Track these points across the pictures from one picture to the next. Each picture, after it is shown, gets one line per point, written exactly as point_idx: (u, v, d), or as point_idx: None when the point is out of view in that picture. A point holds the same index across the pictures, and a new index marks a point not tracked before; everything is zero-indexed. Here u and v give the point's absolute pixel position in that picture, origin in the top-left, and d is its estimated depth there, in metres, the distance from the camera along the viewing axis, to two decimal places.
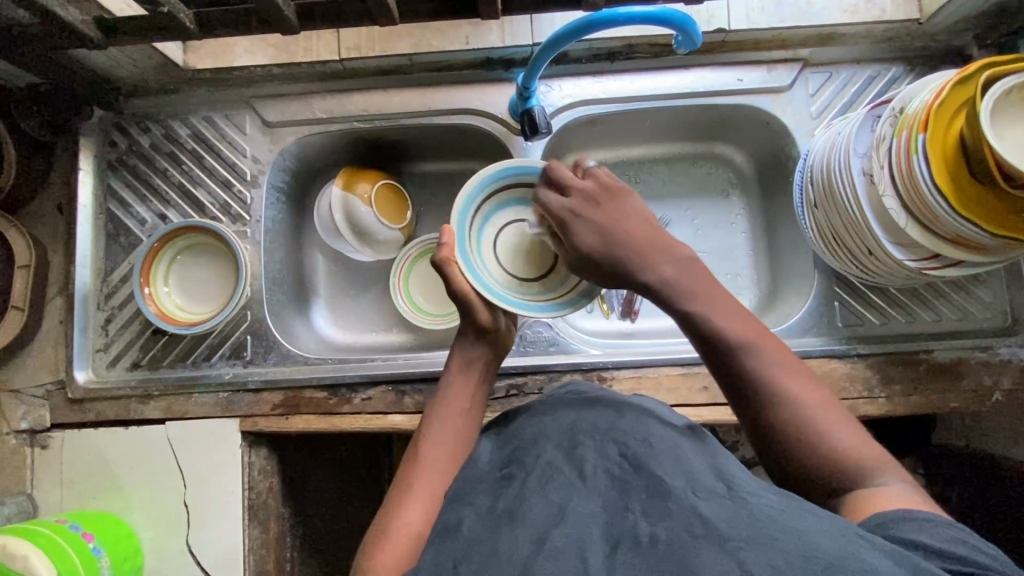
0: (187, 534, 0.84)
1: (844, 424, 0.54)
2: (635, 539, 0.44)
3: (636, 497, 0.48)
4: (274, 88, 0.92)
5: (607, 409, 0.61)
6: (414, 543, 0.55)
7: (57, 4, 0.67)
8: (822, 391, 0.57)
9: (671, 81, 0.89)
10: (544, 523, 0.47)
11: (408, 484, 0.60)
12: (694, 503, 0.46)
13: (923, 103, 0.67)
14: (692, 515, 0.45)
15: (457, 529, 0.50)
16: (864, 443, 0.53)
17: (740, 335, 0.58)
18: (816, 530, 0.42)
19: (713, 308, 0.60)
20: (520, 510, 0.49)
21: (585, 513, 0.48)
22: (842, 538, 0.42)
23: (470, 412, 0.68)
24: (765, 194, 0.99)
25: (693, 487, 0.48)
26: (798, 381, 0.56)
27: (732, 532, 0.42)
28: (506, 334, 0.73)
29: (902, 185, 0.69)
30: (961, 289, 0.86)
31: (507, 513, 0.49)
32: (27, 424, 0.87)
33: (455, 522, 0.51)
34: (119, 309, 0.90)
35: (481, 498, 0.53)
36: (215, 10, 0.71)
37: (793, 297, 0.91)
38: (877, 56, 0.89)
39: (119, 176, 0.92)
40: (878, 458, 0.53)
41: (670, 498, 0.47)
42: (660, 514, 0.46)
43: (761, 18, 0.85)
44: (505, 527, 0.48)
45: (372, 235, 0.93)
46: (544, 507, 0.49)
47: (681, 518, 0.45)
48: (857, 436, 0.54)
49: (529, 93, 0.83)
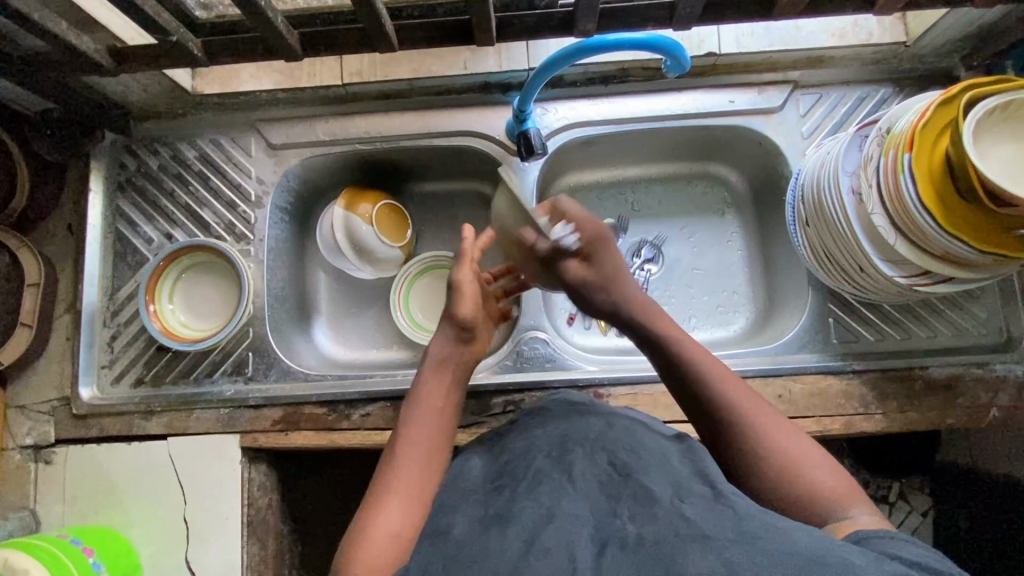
0: (186, 549, 0.84)
1: (814, 458, 0.57)
2: (622, 540, 0.45)
3: (624, 502, 0.49)
4: (279, 112, 0.94)
5: (596, 419, 0.62)
6: (392, 547, 0.54)
7: (73, 35, 0.70)
8: (790, 428, 0.60)
9: (664, 103, 0.92)
10: (533, 524, 0.48)
11: (385, 483, 0.59)
12: (680, 507, 0.47)
13: (909, 123, 0.69)
14: (678, 518, 0.46)
15: (448, 534, 0.51)
16: (835, 480, 0.56)
17: (715, 374, 0.63)
18: (798, 533, 0.44)
19: (686, 339, 0.67)
20: (509, 513, 0.51)
21: (573, 515, 0.49)
22: (823, 542, 0.43)
23: (446, 411, 0.67)
24: (760, 212, 1.00)
25: (679, 493, 0.49)
26: (764, 413, 0.60)
27: (716, 532, 0.44)
28: (478, 343, 0.75)
29: (890, 203, 0.70)
30: (955, 305, 0.87)
31: (496, 519, 0.50)
32: (31, 440, 0.89)
33: (443, 528, 0.52)
34: (124, 326, 0.92)
35: (472, 505, 0.54)
36: (222, 39, 0.74)
37: (788, 313, 0.92)
38: (866, 78, 0.91)
39: (128, 197, 0.94)
40: (836, 489, 0.55)
41: (656, 504, 0.48)
42: (648, 518, 0.47)
43: (752, 42, 0.87)
44: (497, 530, 0.48)
45: (374, 255, 0.95)
46: (534, 508, 0.50)
47: (667, 521, 0.46)
48: (830, 472, 0.57)
49: (525, 115, 0.85)
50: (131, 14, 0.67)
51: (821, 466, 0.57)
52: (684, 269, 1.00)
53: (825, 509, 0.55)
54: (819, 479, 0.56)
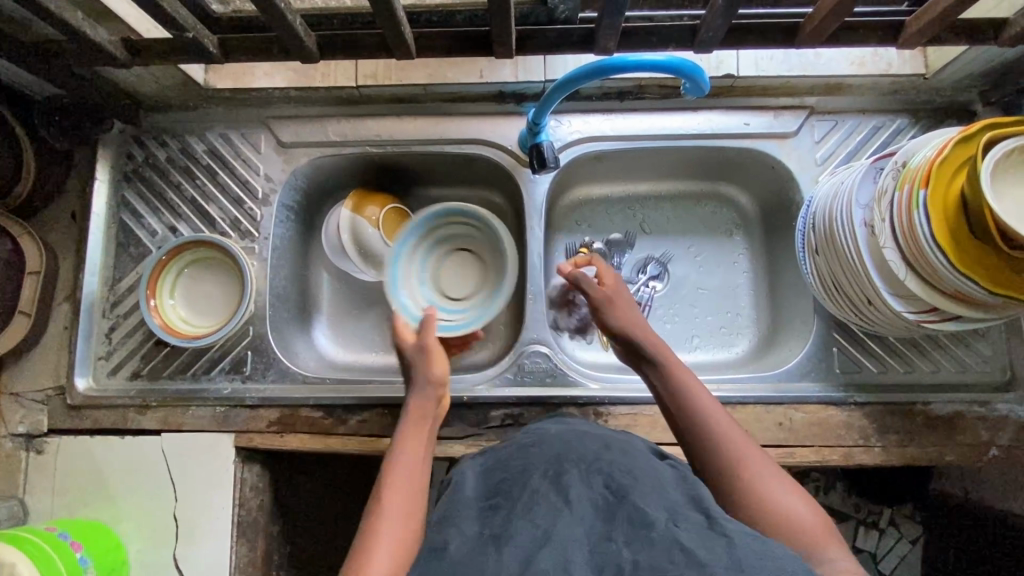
0: (175, 547, 0.84)
1: (791, 488, 0.59)
2: (618, 567, 0.45)
3: (618, 527, 0.49)
4: (291, 110, 0.94)
5: (595, 443, 0.61)
6: None
7: (89, 27, 0.69)
8: (770, 463, 0.61)
9: (679, 122, 0.91)
10: (530, 544, 0.47)
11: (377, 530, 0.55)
12: (676, 533, 0.47)
13: (925, 159, 0.68)
14: (674, 545, 0.45)
15: (443, 552, 0.50)
16: (809, 509, 0.57)
17: (689, 383, 0.68)
18: (788, 560, 0.44)
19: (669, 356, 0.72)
20: (505, 531, 0.50)
21: (568, 538, 0.48)
22: (809, 571, 0.43)
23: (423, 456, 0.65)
24: (768, 236, 1.00)
25: (674, 518, 0.49)
26: (745, 446, 0.62)
27: (710, 558, 0.43)
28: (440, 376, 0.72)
29: (903, 239, 0.69)
30: (960, 341, 0.86)
31: (493, 535, 0.50)
32: (23, 428, 0.88)
33: (442, 543, 0.51)
34: (124, 318, 0.91)
35: (467, 522, 0.53)
36: (239, 38, 0.74)
37: (793, 339, 0.92)
38: (883, 107, 0.91)
39: (134, 187, 0.94)
40: (811, 524, 0.56)
41: (652, 528, 0.47)
42: (643, 544, 0.46)
43: (770, 66, 0.87)
44: (492, 550, 0.48)
45: (379, 258, 0.95)
46: (528, 530, 0.49)
47: (662, 547, 0.45)
48: (805, 502, 0.58)
49: (539, 128, 0.84)
50: (150, 10, 0.66)
51: (802, 503, 0.57)
52: (688, 288, 1.00)
53: (796, 536, 0.55)
54: (794, 511, 0.56)
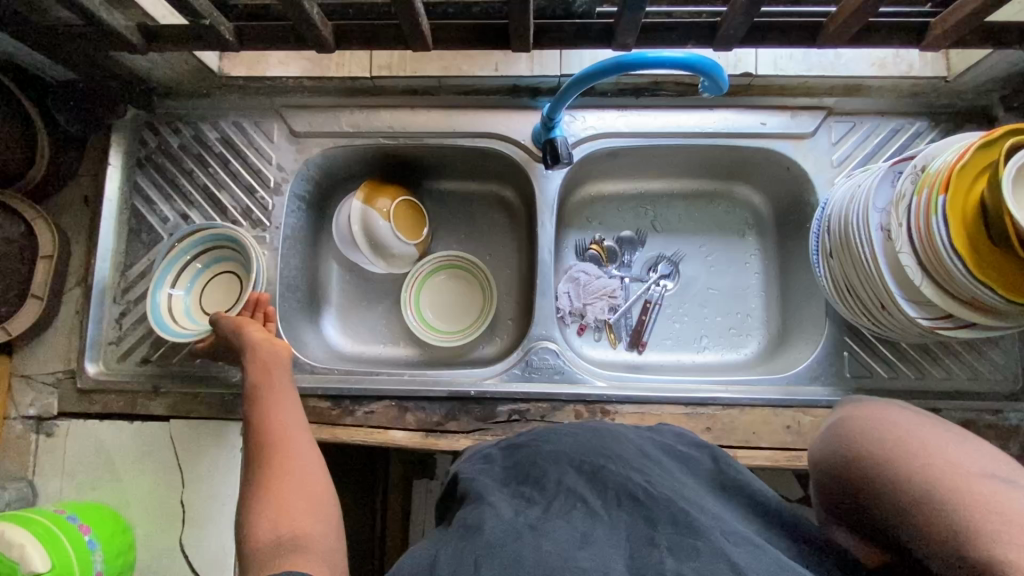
0: (182, 532, 0.84)
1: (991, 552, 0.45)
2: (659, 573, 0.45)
3: (661, 531, 0.49)
4: (304, 99, 0.93)
5: (629, 446, 0.61)
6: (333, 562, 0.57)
7: (105, 11, 0.69)
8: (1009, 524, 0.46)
9: (695, 120, 0.90)
10: (568, 543, 0.47)
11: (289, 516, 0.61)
12: (725, 547, 0.46)
13: (946, 163, 0.67)
14: (722, 559, 0.45)
15: (479, 530, 0.49)
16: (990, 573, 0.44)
17: None
18: None
19: None
20: (542, 525, 0.49)
21: (608, 543, 0.48)
22: None
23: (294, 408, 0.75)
24: (781, 237, 0.99)
25: (722, 530, 0.49)
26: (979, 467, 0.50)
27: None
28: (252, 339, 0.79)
29: (920, 243, 0.69)
30: (973, 349, 0.85)
31: (528, 524, 0.50)
32: (34, 410, 0.88)
33: (477, 520, 0.50)
34: (135, 303, 0.91)
35: (502, 503, 0.53)
36: (255, 26, 0.73)
37: (803, 343, 0.91)
38: (902, 110, 0.90)
39: (146, 174, 0.94)
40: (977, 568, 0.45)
41: (698, 536, 0.47)
42: (689, 553, 0.46)
43: (790, 65, 0.89)
44: (529, 535, 0.48)
45: (389, 250, 0.95)
46: (567, 531, 0.49)
47: (709, 559, 0.45)
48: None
49: (553, 123, 0.83)
50: None
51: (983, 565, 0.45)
52: (698, 288, 0.99)
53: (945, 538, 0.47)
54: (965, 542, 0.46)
